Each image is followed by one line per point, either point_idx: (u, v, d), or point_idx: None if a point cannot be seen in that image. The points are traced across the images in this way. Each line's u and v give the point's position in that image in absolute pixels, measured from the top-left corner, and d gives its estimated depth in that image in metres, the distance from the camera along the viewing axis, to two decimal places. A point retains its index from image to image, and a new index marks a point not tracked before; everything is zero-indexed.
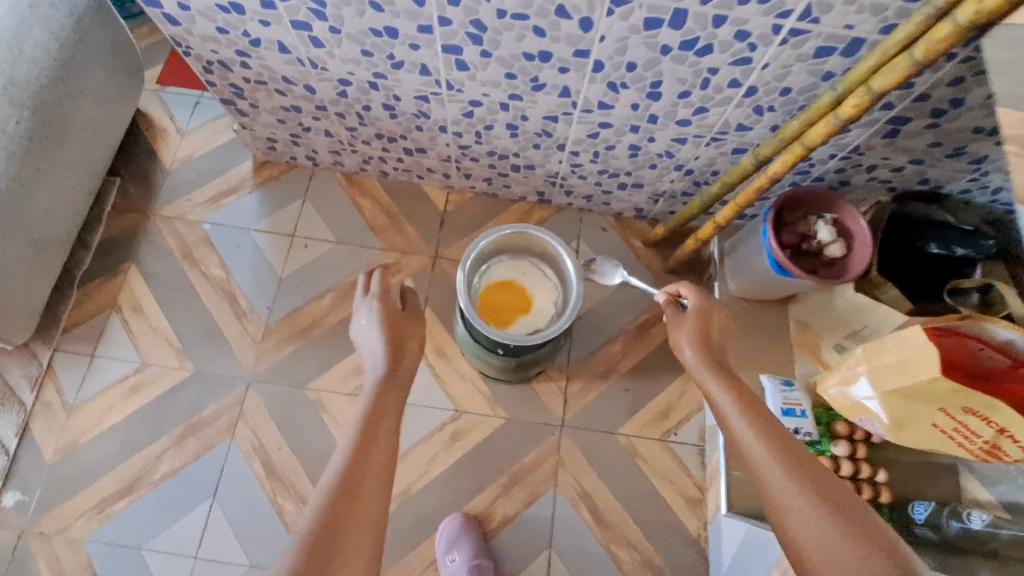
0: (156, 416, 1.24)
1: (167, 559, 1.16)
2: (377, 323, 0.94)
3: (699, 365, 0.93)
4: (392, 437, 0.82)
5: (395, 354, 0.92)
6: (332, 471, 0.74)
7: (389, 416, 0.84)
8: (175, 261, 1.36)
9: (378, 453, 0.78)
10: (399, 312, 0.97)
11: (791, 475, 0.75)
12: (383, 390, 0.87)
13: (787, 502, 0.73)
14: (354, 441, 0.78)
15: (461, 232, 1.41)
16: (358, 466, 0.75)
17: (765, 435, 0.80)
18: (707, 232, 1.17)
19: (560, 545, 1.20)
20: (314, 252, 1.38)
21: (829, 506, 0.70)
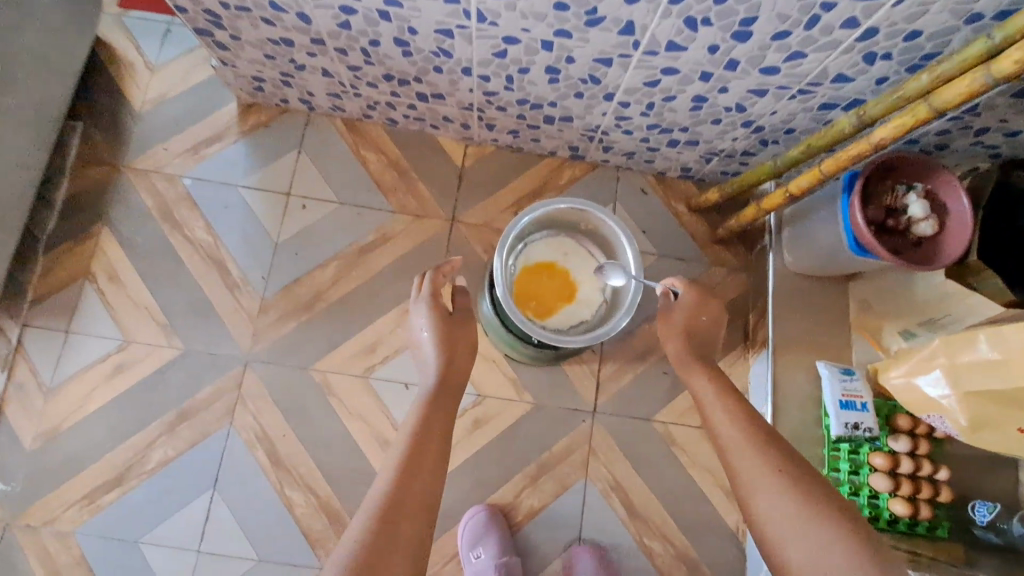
0: (145, 400, 1.13)
1: (168, 552, 1.09)
2: (427, 329, 0.87)
3: (690, 367, 0.98)
4: (444, 453, 0.75)
5: (447, 362, 0.85)
6: (378, 487, 0.69)
7: (441, 428, 0.77)
8: (155, 223, 1.20)
9: (427, 468, 0.72)
10: (454, 317, 0.89)
11: (766, 468, 0.83)
12: (433, 400, 0.80)
13: (758, 491, 0.82)
14: (402, 457, 0.72)
15: (480, 192, 1.24)
16: (405, 484, 0.69)
17: (746, 431, 0.87)
18: (776, 202, 1.00)
19: (591, 539, 1.12)
20: (314, 214, 1.21)
21: (796, 494, 0.79)
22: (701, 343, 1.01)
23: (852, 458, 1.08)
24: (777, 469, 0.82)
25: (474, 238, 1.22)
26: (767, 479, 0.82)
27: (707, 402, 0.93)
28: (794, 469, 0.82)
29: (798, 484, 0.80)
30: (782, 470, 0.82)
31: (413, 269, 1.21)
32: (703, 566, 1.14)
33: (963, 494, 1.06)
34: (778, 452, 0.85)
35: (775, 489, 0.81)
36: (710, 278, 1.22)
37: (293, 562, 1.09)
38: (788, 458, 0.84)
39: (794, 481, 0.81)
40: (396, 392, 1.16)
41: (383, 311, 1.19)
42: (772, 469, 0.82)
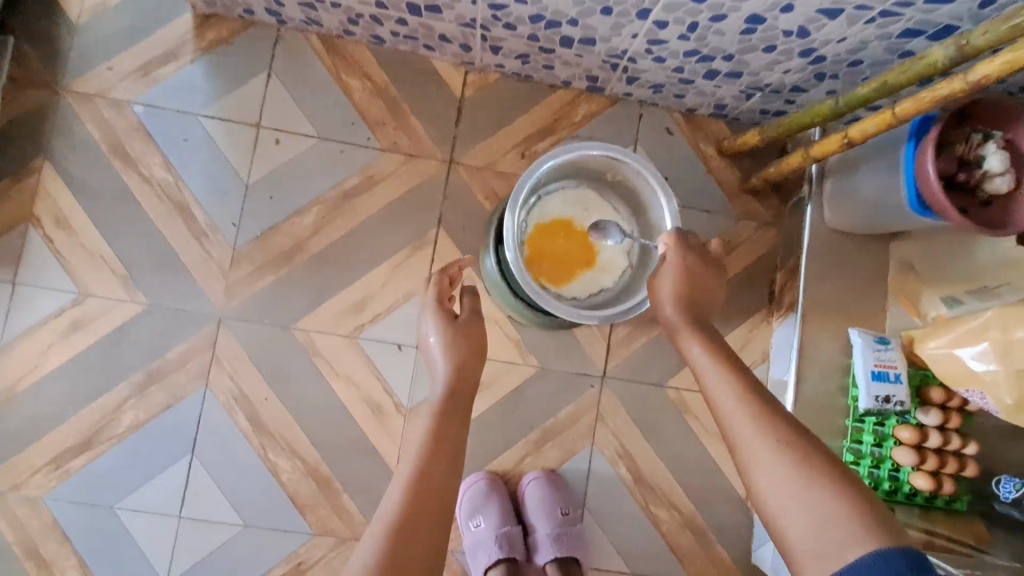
0: (109, 359, 1.02)
1: (147, 518, 1.01)
2: (437, 337, 0.78)
3: (679, 324, 0.79)
4: (457, 483, 0.66)
5: (460, 372, 0.75)
6: (379, 525, 0.60)
7: (453, 453, 0.67)
8: (103, 159, 1.04)
9: (436, 504, 0.63)
10: (462, 320, 0.79)
11: (763, 439, 0.64)
12: (444, 416, 0.70)
13: (754, 467, 0.64)
14: (407, 490, 0.63)
15: (481, 130, 1.10)
16: (410, 522, 0.60)
17: (741, 393, 0.69)
18: (830, 149, 0.87)
19: (595, 507, 1.07)
20: (289, 151, 1.06)
21: (801, 468, 0.61)
22: (698, 296, 0.81)
23: (876, 430, 1.00)
24: (777, 439, 0.63)
25: (474, 183, 1.09)
26: (765, 450, 0.63)
27: (700, 365, 0.74)
28: (799, 437, 0.64)
29: (804, 455, 0.62)
30: (784, 440, 0.63)
31: (405, 217, 1.07)
32: (710, 533, 1.09)
33: (989, 468, 1.01)
34: (781, 417, 0.66)
35: (774, 462, 0.62)
36: (736, 232, 1.13)
37: (282, 527, 1.02)
38: (794, 426, 0.65)
39: (798, 453, 0.62)
40: (387, 353, 1.06)
41: (371, 264, 1.06)
42: (771, 439, 0.64)
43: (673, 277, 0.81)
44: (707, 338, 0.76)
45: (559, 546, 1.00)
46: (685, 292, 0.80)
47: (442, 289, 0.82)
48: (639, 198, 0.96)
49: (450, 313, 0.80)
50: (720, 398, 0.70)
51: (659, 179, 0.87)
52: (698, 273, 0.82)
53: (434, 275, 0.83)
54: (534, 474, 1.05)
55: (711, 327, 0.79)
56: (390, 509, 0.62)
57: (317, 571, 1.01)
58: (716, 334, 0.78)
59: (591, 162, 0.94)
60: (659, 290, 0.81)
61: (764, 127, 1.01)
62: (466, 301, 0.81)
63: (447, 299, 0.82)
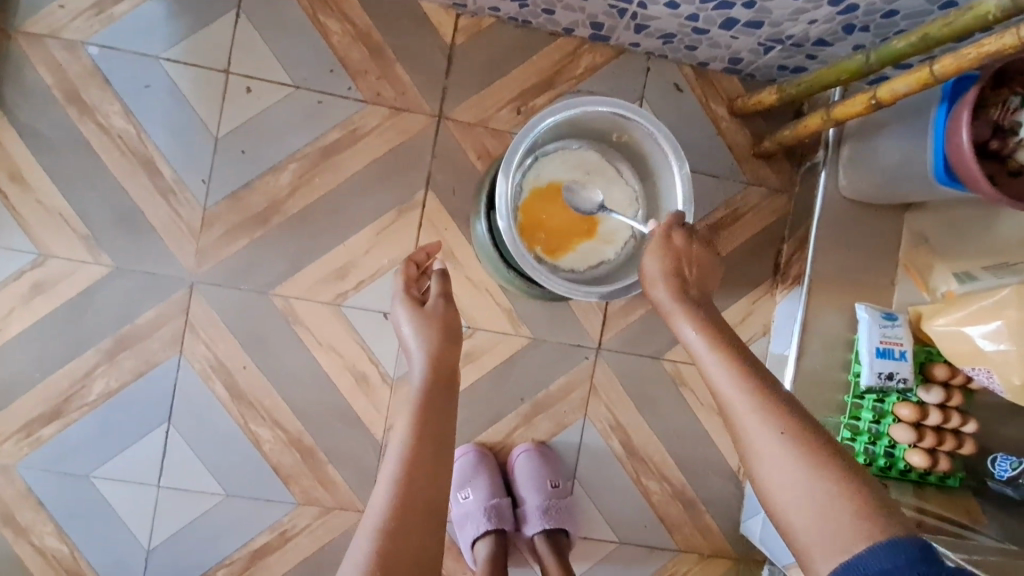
0: (74, 324, 0.96)
1: (124, 488, 0.97)
2: (408, 332, 0.73)
3: (667, 300, 0.70)
4: (442, 497, 0.61)
5: (436, 370, 0.70)
6: (357, 554, 0.55)
7: (434, 464, 0.62)
8: (57, 107, 0.95)
9: (419, 524, 0.57)
10: (430, 307, 0.75)
11: (765, 429, 0.57)
12: (422, 422, 0.64)
13: (756, 459, 0.57)
14: (386, 516, 0.57)
15: (473, 82, 1.01)
16: (392, 549, 0.55)
17: (740, 377, 0.61)
18: (855, 110, 0.81)
19: (586, 479, 1.04)
20: (261, 101, 0.98)
21: (811, 460, 0.55)
22: (693, 268, 0.73)
23: (876, 407, 0.95)
24: (781, 431, 0.57)
25: (466, 140, 1.01)
26: (768, 441, 0.56)
27: (693, 345, 0.66)
28: (807, 426, 0.57)
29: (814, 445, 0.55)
30: (790, 432, 0.56)
31: (390, 177, 1.00)
32: (702, 506, 1.07)
33: (987, 446, 0.98)
34: (790, 403, 0.59)
35: (780, 453, 0.56)
36: (743, 200, 1.07)
37: (265, 497, 0.99)
38: (798, 413, 0.58)
39: (804, 443, 0.56)
40: (372, 322, 1.00)
41: (354, 228, 0.99)
42: (773, 429, 0.57)
43: (663, 249, 0.73)
44: (700, 313, 0.68)
45: (547, 518, 0.97)
46: (677, 263, 0.72)
47: (409, 276, 0.79)
48: (647, 161, 0.89)
49: (418, 298, 0.77)
50: (716, 381, 0.62)
51: (671, 140, 0.81)
52: (690, 245, 0.74)
53: (402, 263, 0.81)
54: (525, 446, 1.02)
55: (706, 301, 0.71)
56: (368, 534, 0.56)
57: (302, 540, 0.99)
58: (712, 309, 0.70)
59: (596, 120, 0.87)
60: (646, 262, 0.73)
61: (783, 85, 0.94)
62: (434, 286, 0.77)
63: (415, 284, 0.79)
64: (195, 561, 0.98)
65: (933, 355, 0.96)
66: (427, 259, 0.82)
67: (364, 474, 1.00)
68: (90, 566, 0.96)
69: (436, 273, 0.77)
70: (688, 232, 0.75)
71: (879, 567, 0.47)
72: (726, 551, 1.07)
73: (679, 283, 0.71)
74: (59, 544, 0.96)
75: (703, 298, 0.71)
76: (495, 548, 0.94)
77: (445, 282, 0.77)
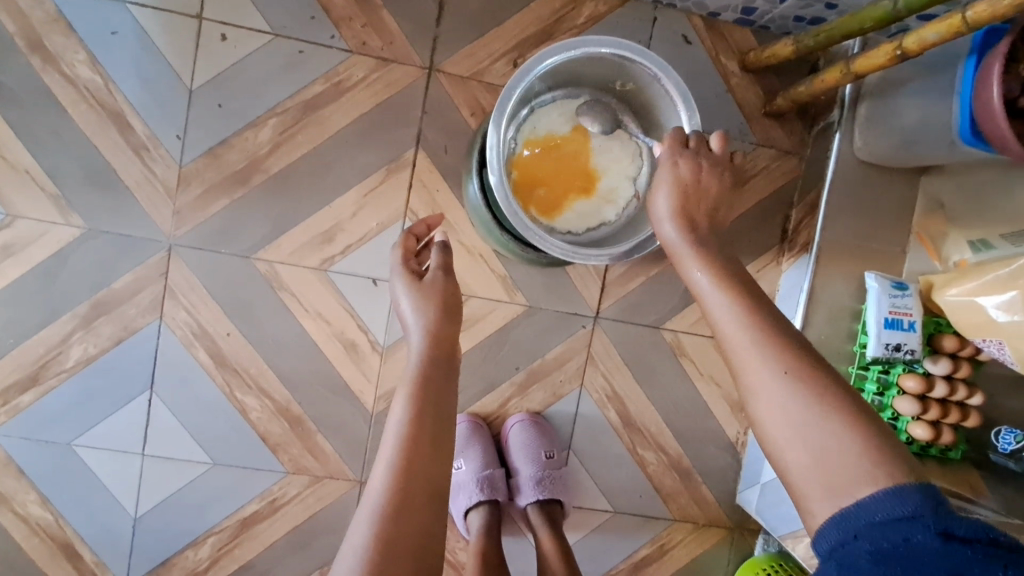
0: (48, 288, 0.91)
1: (108, 456, 0.94)
2: (405, 307, 0.69)
3: (676, 240, 0.64)
4: (445, 476, 0.58)
5: (436, 348, 0.66)
6: (356, 538, 0.52)
7: (432, 445, 0.58)
8: (17, 55, 0.88)
9: (420, 505, 0.54)
10: (429, 280, 0.71)
11: (770, 373, 0.52)
12: (422, 398, 0.61)
13: (757, 411, 0.53)
14: (385, 497, 0.54)
15: (466, 32, 0.94)
16: (392, 531, 0.52)
17: (750, 328, 0.55)
18: (878, 62, 0.75)
19: (581, 449, 1.02)
20: (237, 50, 0.91)
21: (823, 419, 0.50)
22: (703, 204, 0.66)
23: (880, 378, 0.91)
24: (784, 369, 0.52)
25: (458, 94, 0.95)
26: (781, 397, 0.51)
27: (698, 285, 0.60)
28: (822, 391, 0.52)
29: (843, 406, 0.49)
30: (794, 372, 0.52)
31: (378, 134, 0.94)
32: (698, 477, 1.05)
33: (991, 419, 0.95)
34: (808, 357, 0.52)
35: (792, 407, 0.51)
36: (753, 162, 1.02)
37: (254, 466, 0.96)
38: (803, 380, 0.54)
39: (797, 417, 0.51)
40: (361, 289, 0.96)
41: (341, 189, 0.94)
42: (783, 382, 0.52)
43: (669, 182, 0.66)
44: (711, 254, 0.62)
45: (542, 489, 0.95)
46: (684, 199, 0.65)
47: (408, 248, 0.76)
48: (653, 113, 0.84)
49: (417, 271, 0.73)
50: (723, 323, 0.57)
51: (679, 85, 0.75)
52: (701, 175, 0.67)
53: (400, 236, 0.78)
54: (519, 416, 0.99)
55: (717, 238, 0.65)
56: (367, 517, 0.53)
57: (291, 509, 0.97)
58: (721, 246, 0.64)
59: (597, 67, 0.81)
60: (655, 199, 0.67)
61: (799, 36, 0.87)
62: (434, 258, 0.73)
63: (414, 257, 0.75)
64: (184, 530, 0.96)
65: (942, 325, 0.92)
66: (426, 232, 0.80)
67: (355, 444, 0.98)
68: (76, 534, 0.94)
69: (435, 246, 0.74)
70: (698, 159, 0.67)
71: (886, 516, 0.45)
72: (721, 521, 1.06)
73: (687, 223, 0.65)
74: (43, 512, 0.93)
75: (714, 234, 0.65)
76: (489, 517, 0.92)
77: (445, 255, 0.73)
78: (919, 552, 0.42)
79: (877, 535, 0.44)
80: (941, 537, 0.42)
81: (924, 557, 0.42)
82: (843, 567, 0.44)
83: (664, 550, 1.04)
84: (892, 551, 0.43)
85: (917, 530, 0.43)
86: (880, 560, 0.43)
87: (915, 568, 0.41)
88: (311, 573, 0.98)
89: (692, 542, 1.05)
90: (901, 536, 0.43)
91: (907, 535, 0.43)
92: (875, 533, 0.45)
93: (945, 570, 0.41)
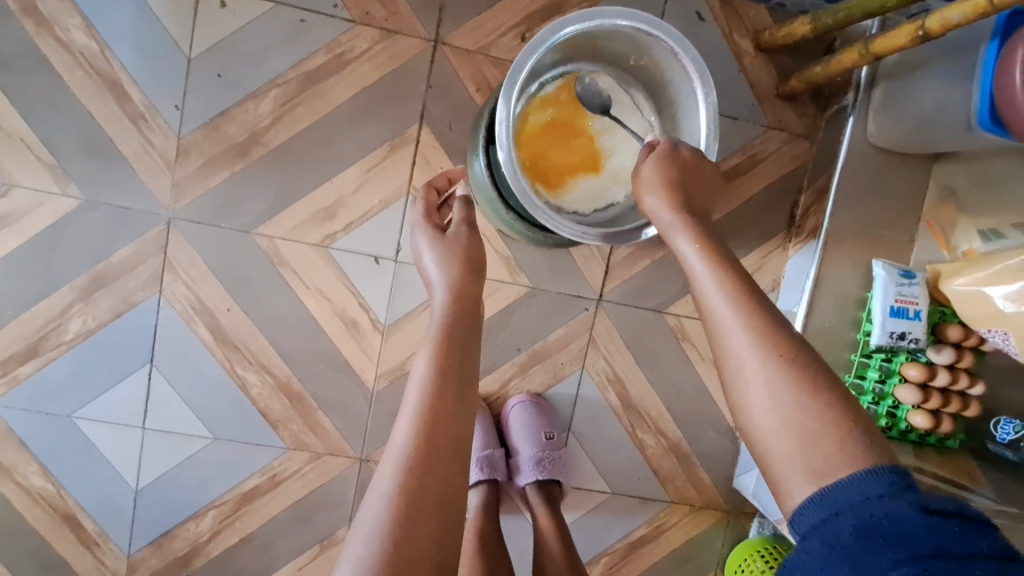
0: (46, 260, 0.90)
1: (109, 429, 0.94)
2: (428, 262, 0.69)
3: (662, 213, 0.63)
4: (466, 439, 0.57)
5: (461, 302, 0.65)
6: (382, 486, 0.52)
7: (455, 401, 0.58)
8: (10, 19, 0.85)
9: (445, 460, 0.54)
10: (453, 233, 0.70)
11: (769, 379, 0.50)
12: (447, 353, 0.60)
13: None
14: (410, 446, 0.54)
15: (473, 4, 0.92)
16: (413, 488, 0.51)
17: (773, 319, 0.53)
18: (898, 43, 0.73)
19: (581, 431, 1.02)
20: (237, 17, 0.88)
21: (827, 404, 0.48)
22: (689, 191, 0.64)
23: (883, 366, 0.91)
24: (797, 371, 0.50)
25: (464, 68, 0.92)
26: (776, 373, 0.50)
27: (705, 297, 0.56)
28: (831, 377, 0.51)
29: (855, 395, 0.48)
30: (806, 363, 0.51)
31: (381, 107, 0.92)
32: (696, 461, 1.05)
33: (991, 409, 0.95)
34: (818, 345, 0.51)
35: (790, 383, 0.50)
36: (764, 143, 1.00)
37: (253, 441, 0.97)
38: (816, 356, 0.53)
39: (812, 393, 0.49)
40: (363, 267, 0.95)
41: (342, 164, 0.92)
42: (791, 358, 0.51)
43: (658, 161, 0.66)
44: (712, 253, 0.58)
45: (540, 469, 0.94)
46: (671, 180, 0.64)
47: (430, 202, 0.74)
48: (665, 90, 0.82)
49: (439, 225, 0.71)
50: (731, 346, 0.53)
51: (695, 60, 0.73)
52: (688, 161, 0.66)
53: (421, 189, 0.76)
54: (520, 397, 0.99)
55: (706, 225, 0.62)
56: (392, 469, 0.53)
57: (293, 483, 0.98)
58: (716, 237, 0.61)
59: (612, 41, 0.79)
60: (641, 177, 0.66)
61: (818, 14, 0.84)
62: (457, 213, 0.71)
63: (436, 212, 0.74)
64: (185, 503, 0.97)
65: (947, 315, 0.91)
66: (448, 186, 0.78)
67: (355, 422, 0.98)
68: (78, 504, 0.95)
69: (459, 200, 0.72)
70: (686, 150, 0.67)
71: (864, 491, 0.45)
72: (718, 504, 1.07)
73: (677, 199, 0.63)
74: (45, 483, 0.94)
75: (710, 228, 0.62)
76: (488, 496, 0.93)
77: (468, 210, 0.72)
78: (902, 525, 0.42)
79: (859, 511, 0.44)
80: (920, 511, 0.42)
81: (906, 528, 0.41)
82: (828, 545, 0.43)
83: (660, 531, 1.05)
84: (875, 526, 0.42)
85: (900, 504, 0.43)
86: (863, 532, 0.42)
87: (898, 542, 0.41)
88: (311, 547, 0.99)
89: (688, 523, 1.06)
90: (884, 510, 0.43)
91: (891, 510, 0.43)
92: (858, 507, 0.44)
93: (927, 543, 0.41)
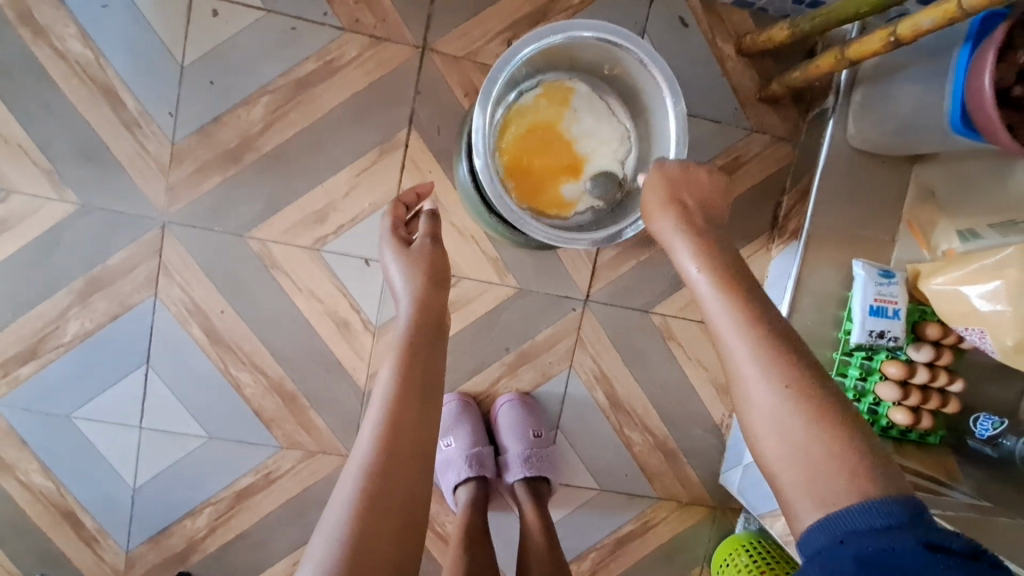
0: (44, 263, 0.92)
1: (107, 428, 0.97)
2: (394, 275, 0.71)
3: (670, 229, 0.64)
4: (430, 442, 0.59)
5: (424, 313, 0.67)
6: (345, 491, 0.54)
7: (418, 409, 0.60)
8: (8, 28, 0.88)
9: (407, 464, 0.56)
10: (417, 247, 0.72)
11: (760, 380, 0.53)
12: (408, 364, 0.62)
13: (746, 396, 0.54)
14: (373, 453, 0.56)
15: (460, 11, 0.93)
16: (378, 491, 0.54)
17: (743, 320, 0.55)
18: (873, 48, 0.75)
19: (570, 429, 1.04)
20: (228, 25, 0.90)
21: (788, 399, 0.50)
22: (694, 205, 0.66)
23: (863, 364, 0.93)
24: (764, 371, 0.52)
25: (451, 74, 0.94)
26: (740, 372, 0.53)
27: (710, 308, 0.58)
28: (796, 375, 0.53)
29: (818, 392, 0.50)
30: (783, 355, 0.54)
31: (371, 113, 0.94)
32: (682, 457, 1.07)
33: (971, 405, 0.97)
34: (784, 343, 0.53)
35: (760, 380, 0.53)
36: (747, 146, 1.02)
37: (248, 440, 0.99)
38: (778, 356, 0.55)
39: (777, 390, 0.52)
40: (354, 269, 0.97)
41: (333, 169, 0.94)
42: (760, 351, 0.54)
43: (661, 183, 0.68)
44: (716, 263, 0.60)
45: (528, 466, 0.97)
46: (675, 200, 0.66)
47: (398, 216, 0.76)
48: (640, 97, 0.83)
49: (405, 239, 0.74)
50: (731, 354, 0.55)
51: (665, 70, 0.75)
52: (691, 181, 0.68)
53: (390, 204, 0.78)
54: (509, 395, 1.01)
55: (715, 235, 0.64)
56: (354, 476, 0.55)
57: (287, 481, 1.00)
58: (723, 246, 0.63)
59: (585, 50, 0.81)
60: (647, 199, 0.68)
61: (796, 20, 0.86)
62: (422, 226, 0.74)
63: (403, 226, 0.76)
64: (182, 500, 0.99)
65: (927, 313, 0.93)
66: (416, 201, 0.79)
67: (348, 420, 1.00)
68: (77, 501, 0.97)
69: (425, 214, 0.75)
70: (687, 169, 0.69)
71: (871, 524, 0.45)
72: (704, 500, 1.09)
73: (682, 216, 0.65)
74: (45, 480, 0.96)
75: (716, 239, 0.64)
76: (476, 492, 0.95)
77: (433, 223, 0.74)
78: (903, 557, 0.42)
79: (864, 542, 0.44)
80: (927, 548, 0.42)
81: (907, 561, 0.42)
82: (827, 571, 0.44)
83: (647, 527, 1.08)
84: (876, 556, 0.43)
85: (906, 539, 0.43)
86: (864, 561, 0.43)
87: (897, 571, 0.42)
88: (306, 542, 1.01)
89: (676, 519, 1.08)
90: (886, 542, 0.44)
91: (892, 542, 0.43)
92: (862, 539, 0.45)
93: None
